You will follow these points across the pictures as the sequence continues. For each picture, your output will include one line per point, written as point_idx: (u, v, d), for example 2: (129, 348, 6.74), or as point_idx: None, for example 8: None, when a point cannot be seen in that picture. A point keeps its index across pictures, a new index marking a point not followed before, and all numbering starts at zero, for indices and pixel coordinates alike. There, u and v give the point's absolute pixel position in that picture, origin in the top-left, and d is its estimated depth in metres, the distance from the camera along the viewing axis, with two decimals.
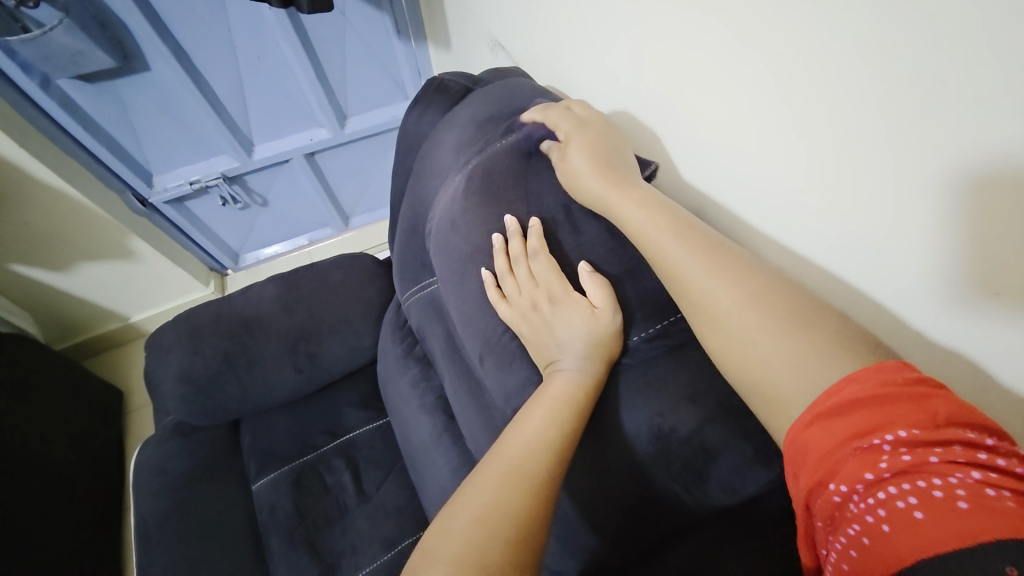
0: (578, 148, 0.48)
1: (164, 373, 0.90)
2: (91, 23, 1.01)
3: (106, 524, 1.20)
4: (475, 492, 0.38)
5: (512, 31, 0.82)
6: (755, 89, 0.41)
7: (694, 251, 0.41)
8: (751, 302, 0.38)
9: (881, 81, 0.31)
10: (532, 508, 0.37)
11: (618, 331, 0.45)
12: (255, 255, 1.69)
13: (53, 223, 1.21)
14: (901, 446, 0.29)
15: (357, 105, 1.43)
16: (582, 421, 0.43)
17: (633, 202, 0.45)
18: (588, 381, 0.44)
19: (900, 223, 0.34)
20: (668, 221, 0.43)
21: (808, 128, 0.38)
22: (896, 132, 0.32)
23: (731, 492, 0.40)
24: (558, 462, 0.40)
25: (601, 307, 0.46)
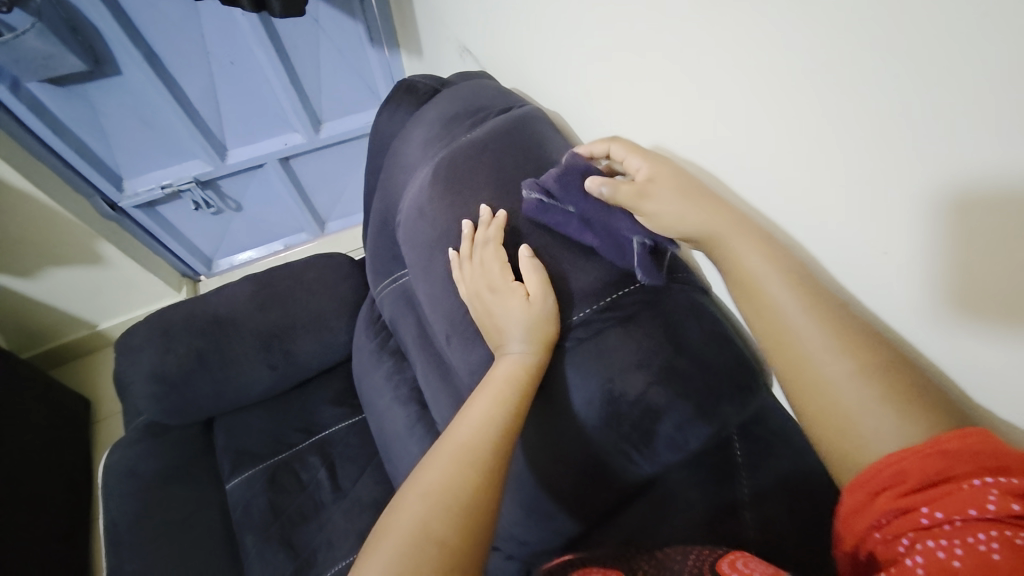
0: (665, 186, 0.44)
1: (135, 371, 0.89)
2: (62, 27, 1.01)
3: (71, 535, 1.16)
4: (426, 467, 0.41)
5: (478, 36, 0.87)
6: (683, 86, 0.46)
7: (839, 336, 0.36)
8: (863, 359, 0.35)
9: (783, 83, 0.36)
10: (479, 481, 0.39)
11: (554, 315, 0.47)
12: (229, 260, 1.69)
13: (17, 227, 1.19)
14: (1009, 494, 0.27)
15: (332, 110, 1.45)
16: (527, 400, 0.44)
17: (753, 247, 0.40)
18: (530, 363, 0.45)
19: (878, 233, 0.35)
20: (793, 286, 0.38)
21: (735, 124, 0.42)
22: (797, 123, 0.37)
23: (676, 448, 0.44)
24: (505, 437, 0.42)
25: (534, 295, 0.47)
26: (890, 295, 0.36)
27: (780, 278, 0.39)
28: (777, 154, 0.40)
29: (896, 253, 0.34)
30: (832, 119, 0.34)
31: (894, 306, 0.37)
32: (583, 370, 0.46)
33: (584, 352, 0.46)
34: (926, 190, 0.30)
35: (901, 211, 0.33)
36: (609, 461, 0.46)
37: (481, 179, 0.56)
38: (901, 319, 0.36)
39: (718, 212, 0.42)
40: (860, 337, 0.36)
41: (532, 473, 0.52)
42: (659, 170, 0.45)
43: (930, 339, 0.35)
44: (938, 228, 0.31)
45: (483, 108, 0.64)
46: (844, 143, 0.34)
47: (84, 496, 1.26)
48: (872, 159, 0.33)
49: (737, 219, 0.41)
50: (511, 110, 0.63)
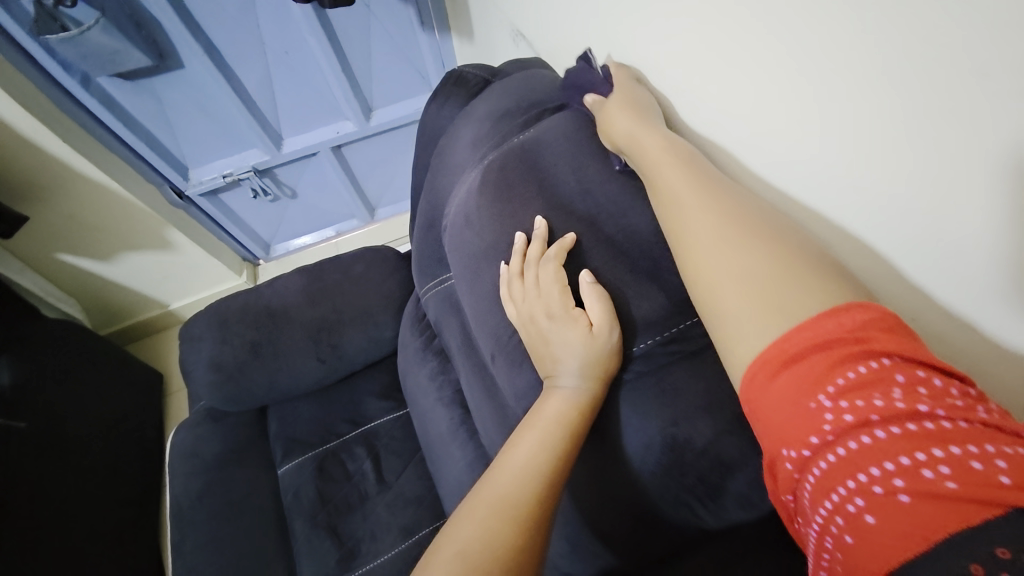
0: (618, 98, 0.48)
1: (197, 360, 0.94)
2: (126, 22, 1.04)
3: (147, 501, 1.27)
4: (462, 520, 0.36)
5: (533, 19, 0.80)
6: (756, 72, 0.40)
7: (704, 197, 0.39)
8: (728, 215, 0.38)
9: (852, 61, 0.33)
10: (521, 538, 0.35)
11: (618, 349, 0.42)
12: (286, 246, 1.75)
13: (97, 215, 1.27)
14: (836, 401, 0.29)
15: (382, 97, 1.44)
16: (578, 443, 0.40)
17: (660, 134, 0.44)
18: (585, 403, 0.41)
19: (955, 214, 0.31)
20: (682, 164, 0.41)
21: (820, 123, 0.37)
22: (863, 104, 0.33)
23: (749, 507, 0.38)
24: (552, 485, 0.38)
25: (598, 325, 0.42)
26: (966, 279, 0.32)
27: (669, 165, 0.42)
28: (844, 137, 0.36)
29: (967, 227, 0.31)
30: (904, 94, 0.30)
31: (965, 288, 0.33)
32: (642, 409, 0.41)
33: (644, 389, 0.41)
34: (999, 151, 0.27)
35: (969, 177, 0.29)
36: (666, 510, 0.41)
37: (537, 177, 0.51)
38: (968, 297, 0.33)
39: (640, 111, 0.47)
40: (722, 196, 0.39)
41: (578, 508, 0.48)
42: (622, 89, 0.49)
43: (1004, 318, 0.31)
44: (1010, 191, 0.27)
45: (536, 103, 0.59)
46: (910, 118, 0.31)
47: (159, 464, 1.37)
48: (943, 129, 0.29)
49: (651, 118, 0.46)
50: (567, 105, 0.57)
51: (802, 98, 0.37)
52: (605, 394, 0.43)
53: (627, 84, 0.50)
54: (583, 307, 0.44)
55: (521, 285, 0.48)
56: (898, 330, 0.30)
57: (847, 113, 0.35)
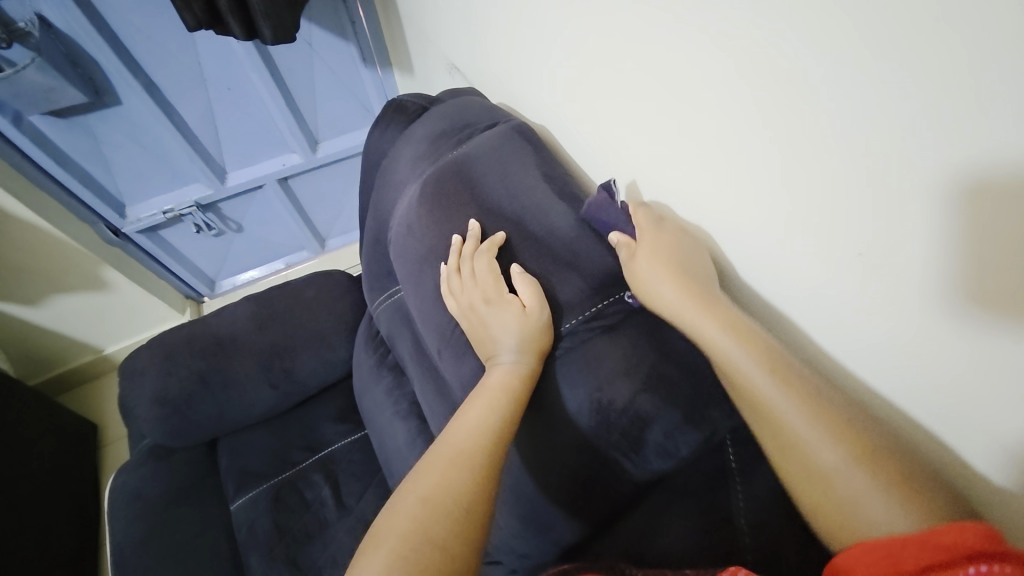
0: (650, 260, 0.45)
1: (139, 395, 0.91)
2: (62, 61, 1.04)
3: (80, 560, 1.17)
4: (424, 473, 0.40)
5: (466, 54, 0.88)
6: (669, 99, 0.45)
7: (819, 422, 0.37)
8: (854, 448, 0.36)
9: (766, 85, 0.35)
10: (479, 485, 0.39)
11: (549, 324, 0.48)
12: (232, 281, 1.71)
13: (24, 257, 1.22)
14: None
15: (328, 130, 1.48)
16: (521, 407, 0.44)
17: (718, 324, 0.42)
18: (522, 371, 0.46)
19: (885, 226, 0.32)
20: (770, 369, 0.39)
21: (730, 130, 0.40)
22: (759, 108, 0.36)
23: (667, 456, 0.43)
24: (500, 441, 0.42)
25: (530, 305, 0.47)
26: (912, 297, 0.33)
27: (756, 361, 0.39)
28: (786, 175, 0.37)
29: (911, 249, 0.31)
30: (821, 110, 0.32)
31: (903, 305, 0.34)
32: (572, 379, 0.46)
33: (573, 362, 0.47)
34: (933, 172, 0.28)
35: (905, 203, 0.30)
36: (601, 472, 0.46)
37: (472, 187, 0.57)
38: (911, 322, 0.34)
39: (690, 282, 0.44)
40: (839, 421, 0.37)
41: (527, 484, 0.51)
42: (659, 245, 0.46)
43: (930, 332, 0.33)
44: (950, 213, 0.28)
45: (469, 125, 0.65)
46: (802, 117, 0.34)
47: (93, 519, 1.27)
48: (844, 137, 0.32)
49: (709, 300, 0.43)
50: (497, 125, 0.64)
51: (733, 133, 0.40)
52: (541, 367, 0.48)
53: (658, 232, 0.47)
54: (517, 293, 0.49)
55: (459, 278, 0.52)
56: None
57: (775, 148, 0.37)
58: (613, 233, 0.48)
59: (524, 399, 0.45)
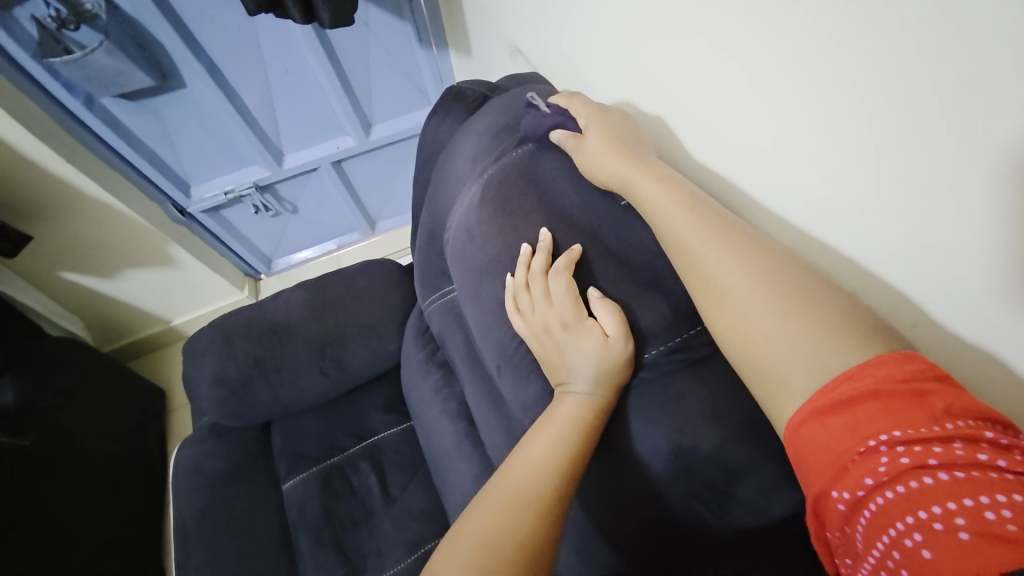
0: (595, 131, 0.48)
1: (201, 376, 0.94)
2: (130, 44, 1.06)
3: (147, 520, 1.26)
4: (483, 512, 0.37)
5: (530, 36, 0.81)
6: (791, 101, 0.40)
7: (728, 252, 0.39)
8: (756, 269, 0.38)
9: (874, 75, 0.33)
10: (543, 530, 0.36)
11: (630, 359, 0.43)
12: (287, 260, 1.75)
13: (100, 234, 1.29)
14: (899, 447, 0.30)
15: (381, 112, 1.45)
16: (591, 445, 0.41)
17: (651, 178, 0.44)
18: (597, 407, 0.42)
19: (949, 210, 0.32)
20: (690, 212, 0.42)
21: (822, 119, 0.38)
22: (860, 100, 0.34)
23: (758, 514, 0.39)
24: (567, 485, 0.38)
25: (613, 335, 0.42)
26: (960, 263, 0.33)
27: (678, 208, 0.42)
28: (894, 165, 0.34)
29: (959, 218, 0.32)
30: (915, 95, 0.31)
31: (967, 298, 0.34)
32: (646, 417, 0.42)
33: (650, 397, 0.42)
34: (997, 148, 0.28)
35: (1011, 193, 0.29)
36: (678, 519, 0.42)
37: (540, 188, 0.52)
38: (966, 293, 0.34)
39: (628, 148, 0.47)
40: (748, 247, 0.39)
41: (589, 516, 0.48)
42: (596, 120, 0.49)
43: (1006, 325, 0.33)
44: (1008, 191, 0.29)
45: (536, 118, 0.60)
46: (894, 105, 0.32)
47: (160, 481, 1.37)
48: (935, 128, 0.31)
49: (642, 159, 0.46)
50: None
51: (832, 119, 0.37)
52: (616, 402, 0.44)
53: (603, 113, 0.50)
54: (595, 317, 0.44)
55: (529, 295, 0.48)
56: (951, 383, 0.31)
57: (898, 140, 0.33)
58: (556, 133, 0.52)
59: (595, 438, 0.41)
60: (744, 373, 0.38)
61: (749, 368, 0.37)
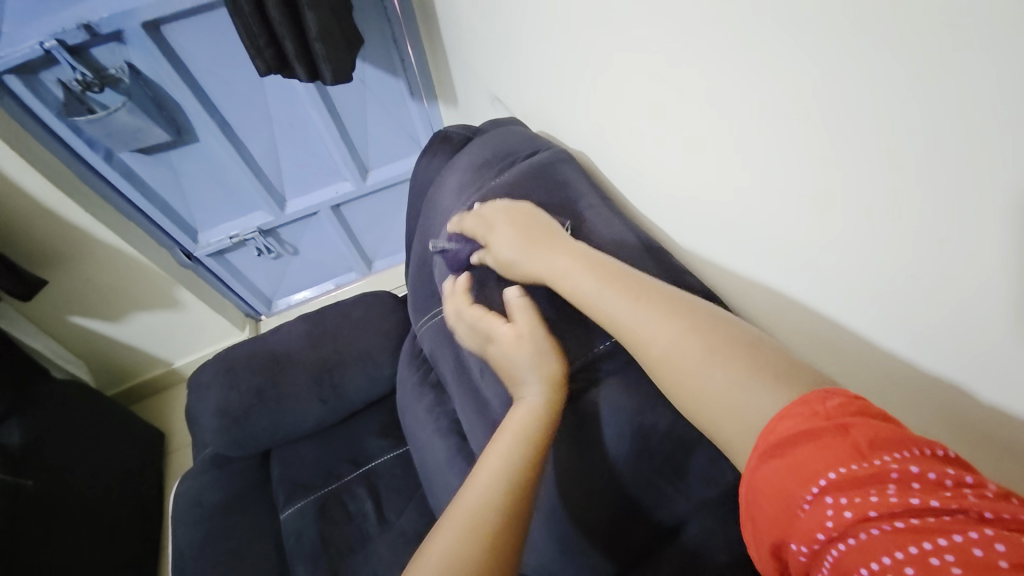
0: (503, 234, 0.56)
1: (204, 406, 0.98)
2: (150, 104, 1.17)
3: (141, 563, 1.25)
4: (443, 533, 0.41)
5: (507, 86, 0.93)
6: (714, 127, 0.46)
7: (652, 323, 0.44)
8: (682, 328, 0.42)
9: (801, 103, 0.36)
10: (499, 540, 0.40)
11: (548, 343, 0.51)
12: (286, 301, 1.82)
13: (110, 279, 1.35)
14: (836, 492, 0.30)
15: (378, 159, 1.57)
16: (542, 447, 0.46)
17: (565, 266, 0.51)
18: (541, 403, 0.48)
19: (959, 255, 0.30)
20: (613, 289, 0.47)
21: (754, 145, 0.42)
22: (783, 123, 0.38)
23: (712, 483, 0.45)
24: (517, 491, 0.43)
25: (523, 331, 0.51)
26: (976, 314, 0.31)
27: (600, 288, 0.48)
28: (834, 207, 0.37)
29: (971, 268, 0.30)
30: (850, 120, 0.33)
31: (986, 348, 0.32)
32: (615, 402, 0.49)
33: (616, 385, 0.49)
34: (999, 200, 0.27)
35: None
36: (646, 493, 0.47)
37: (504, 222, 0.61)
38: (987, 346, 0.32)
39: (540, 240, 0.54)
40: (668, 312, 0.44)
41: (568, 501, 0.52)
42: (506, 223, 0.57)
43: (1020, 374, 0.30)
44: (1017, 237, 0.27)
45: (512, 153, 0.69)
46: (829, 129, 0.35)
47: (155, 523, 1.36)
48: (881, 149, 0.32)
49: (558, 247, 0.53)
50: (538, 153, 0.67)
51: (758, 143, 0.42)
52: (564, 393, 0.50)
53: (510, 212, 0.58)
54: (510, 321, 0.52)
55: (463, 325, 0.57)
56: (876, 416, 0.32)
57: (807, 154, 0.37)
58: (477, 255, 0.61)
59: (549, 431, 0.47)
60: (720, 439, 0.39)
61: (722, 438, 0.39)
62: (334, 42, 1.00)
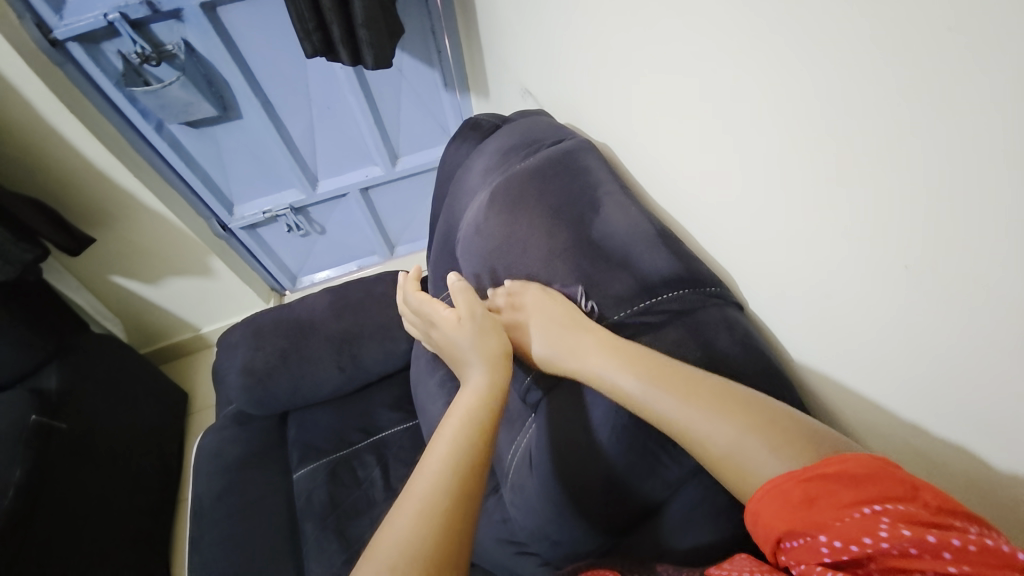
0: (534, 330, 0.59)
1: (231, 365, 1.04)
2: (201, 80, 1.24)
3: (159, 512, 1.33)
4: (398, 520, 0.44)
5: (537, 80, 0.97)
6: (730, 121, 0.48)
7: (699, 420, 0.44)
8: (732, 427, 0.42)
9: (813, 99, 0.39)
10: (451, 514, 0.44)
11: (484, 321, 0.61)
12: (310, 278, 1.89)
13: (151, 243, 1.44)
14: (893, 520, 0.33)
15: (408, 146, 1.62)
16: (486, 427, 0.52)
17: (600, 359, 0.51)
18: (485, 387, 0.55)
19: None
20: (650, 382, 0.47)
21: (767, 138, 0.45)
22: (795, 115, 0.41)
23: None
24: (466, 470, 0.47)
25: (462, 317, 0.62)
26: None
27: (638, 381, 0.48)
28: (840, 197, 0.40)
29: None
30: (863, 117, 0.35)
31: None
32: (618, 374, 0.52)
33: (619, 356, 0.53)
34: None
35: None
36: (641, 459, 0.50)
37: (513, 216, 0.67)
38: None
39: (570, 332, 0.56)
40: (713, 405, 0.44)
41: (567, 465, 0.55)
42: (536, 317, 0.59)
43: None
44: None
45: (537, 140, 0.72)
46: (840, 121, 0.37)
47: (174, 476, 1.44)
48: (886, 140, 0.34)
49: (589, 339, 0.54)
50: (562, 142, 0.70)
51: (769, 136, 0.44)
52: (505, 372, 0.58)
53: (542, 303, 0.59)
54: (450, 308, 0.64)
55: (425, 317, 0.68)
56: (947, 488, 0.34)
57: (814, 146, 0.40)
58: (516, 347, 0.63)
59: (495, 407, 0.53)
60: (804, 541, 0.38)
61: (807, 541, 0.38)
62: (378, 28, 1.05)
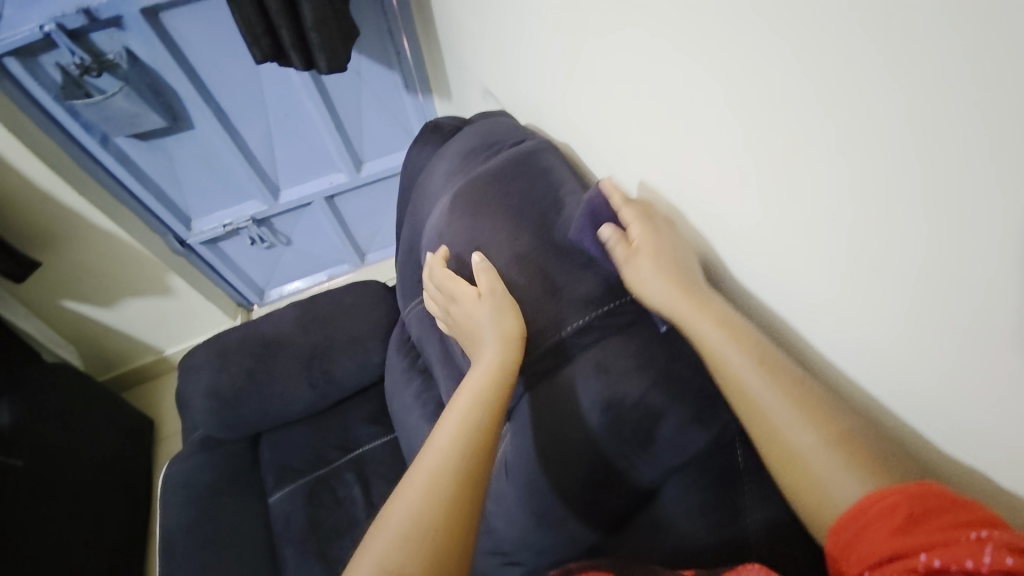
0: (647, 259, 0.50)
1: (195, 389, 0.99)
2: (146, 90, 1.18)
3: (129, 546, 1.27)
4: (402, 504, 0.44)
5: (497, 80, 0.96)
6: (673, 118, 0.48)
7: (799, 410, 0.42)
8: (820, 435, 0.41)
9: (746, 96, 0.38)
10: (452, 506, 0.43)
11: (507, 298, 0.58)
12: (279, 291, 1.83)
13: (103, 264, 1.36)
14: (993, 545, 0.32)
15: (372, 151, 1.59)
16: (494, 415, 0.50)
17: (711, 319, 0.47)
18: (501, 367, 0.53)
19: None
20: (758, 364, 0.44)
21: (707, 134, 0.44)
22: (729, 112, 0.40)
23: (678, 450, 0.48)
24: (470, 460, 0.47)
25: (483, 291, 0.58)
26: None
27: (748, 360, 0.44)
28: (774, 183, 0.39)
29: None
30: (788, 111, 0.35)
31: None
32: (586, 377, 0.52)
33: (587, 359, 0.53)
34: None
35: None
36: (616, 460, 0.50)
37: (479, 216, 0.65)
38: None
39: (688, 283, 0.49)
40: (814, 408, 0.42)
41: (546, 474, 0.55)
42: (653, 246, 0.51)
43: None
44: None
45: (497, 142, 0.71)
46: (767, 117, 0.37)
47: (143, 507, 1.37)
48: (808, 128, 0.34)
49: (702, 301, 0.48)
50: (521, 143, 0.69)
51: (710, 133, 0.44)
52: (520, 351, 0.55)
53: (667, 239, 0.52)
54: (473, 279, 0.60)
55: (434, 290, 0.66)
56: None
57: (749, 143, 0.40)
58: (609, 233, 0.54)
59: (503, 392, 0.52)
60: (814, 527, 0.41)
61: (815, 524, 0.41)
62: (329, 32, 1.01)
